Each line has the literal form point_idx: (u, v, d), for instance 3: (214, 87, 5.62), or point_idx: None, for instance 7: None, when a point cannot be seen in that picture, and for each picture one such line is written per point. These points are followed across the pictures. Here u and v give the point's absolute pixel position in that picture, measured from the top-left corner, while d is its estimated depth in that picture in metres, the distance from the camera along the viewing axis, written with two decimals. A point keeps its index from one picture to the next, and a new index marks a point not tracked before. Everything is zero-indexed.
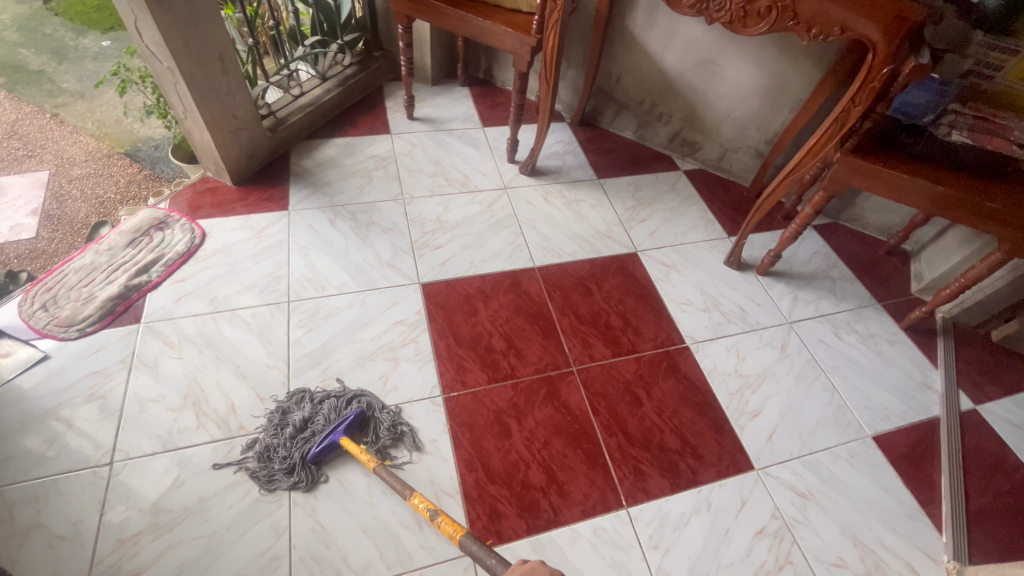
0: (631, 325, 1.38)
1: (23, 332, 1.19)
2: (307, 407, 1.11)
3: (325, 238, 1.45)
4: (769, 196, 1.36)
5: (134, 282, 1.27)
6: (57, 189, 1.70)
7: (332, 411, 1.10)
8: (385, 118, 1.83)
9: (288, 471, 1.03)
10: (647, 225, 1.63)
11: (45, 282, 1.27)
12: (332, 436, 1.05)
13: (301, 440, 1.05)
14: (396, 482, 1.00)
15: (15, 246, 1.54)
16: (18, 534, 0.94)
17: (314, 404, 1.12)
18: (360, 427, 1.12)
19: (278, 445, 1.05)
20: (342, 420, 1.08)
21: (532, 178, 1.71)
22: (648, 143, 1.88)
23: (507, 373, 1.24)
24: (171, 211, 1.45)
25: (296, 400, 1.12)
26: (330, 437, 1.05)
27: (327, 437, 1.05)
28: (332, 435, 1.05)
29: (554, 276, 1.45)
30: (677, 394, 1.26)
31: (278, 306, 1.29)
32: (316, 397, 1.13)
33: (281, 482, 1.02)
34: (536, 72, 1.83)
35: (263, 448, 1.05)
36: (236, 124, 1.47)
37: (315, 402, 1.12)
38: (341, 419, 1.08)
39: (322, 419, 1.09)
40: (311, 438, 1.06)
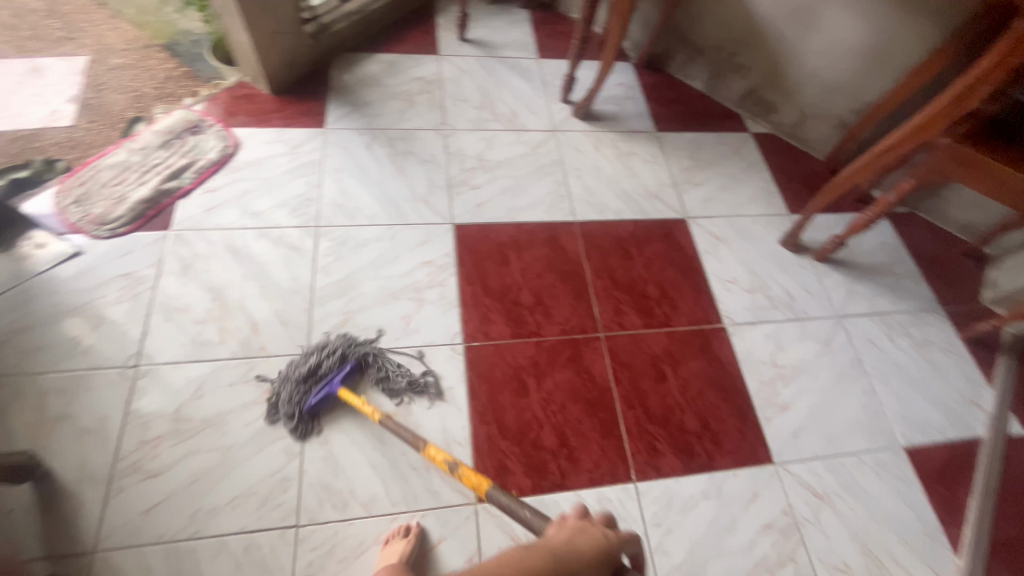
0: (668, 297, 1.30)
1: (56, 225, 1.19)
2: (336, 356, 1.06)
3: (360, 163, 1.38)
4: (846, 178, 1.22)
5: (166, 187, 1.25)
6: (97, 78, 1.67)
7: (335, 356, 1.06)
8: (435, 36, 1.68)
9: (282, 403, 1.02)
10: (702, 190, 1.50)
11: (79, 176, 1.25)
12: (329, 386, 1.03)
13: (303, 380, 1.03)
14: (411, 438, 0.97)
15: (54, 132, 1.53)
16: (49, 421, 0.98)
17: (328, 353, 1.06)
18: (353, 378, 1.09)
19: (299, 377, 1.03)
20: (338, 372, 1.05)
21: (584, 122, 1.58)
22: (718, 97, 1.69)
23: (531, 331, 1.20)
24: (206, 115, 1.40)
25: (327, 348, 1.07)
26: (327, 387, 1.03)
27: (325, 386, 1.03)
28: (329, 386, 1.03)
29: (594, 233, 1.36)
30: (704, 375, 1.20)
31: (306, 230, 1.25)
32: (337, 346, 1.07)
33: (273, 408, 1.02)
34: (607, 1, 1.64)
35: (289, 371, 1.05)
36: (276, 27, 1.36)
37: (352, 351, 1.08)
38: (341, 368, 1.06)
39: (324, 364, 1.05)
40: (308, 386, 1.03)
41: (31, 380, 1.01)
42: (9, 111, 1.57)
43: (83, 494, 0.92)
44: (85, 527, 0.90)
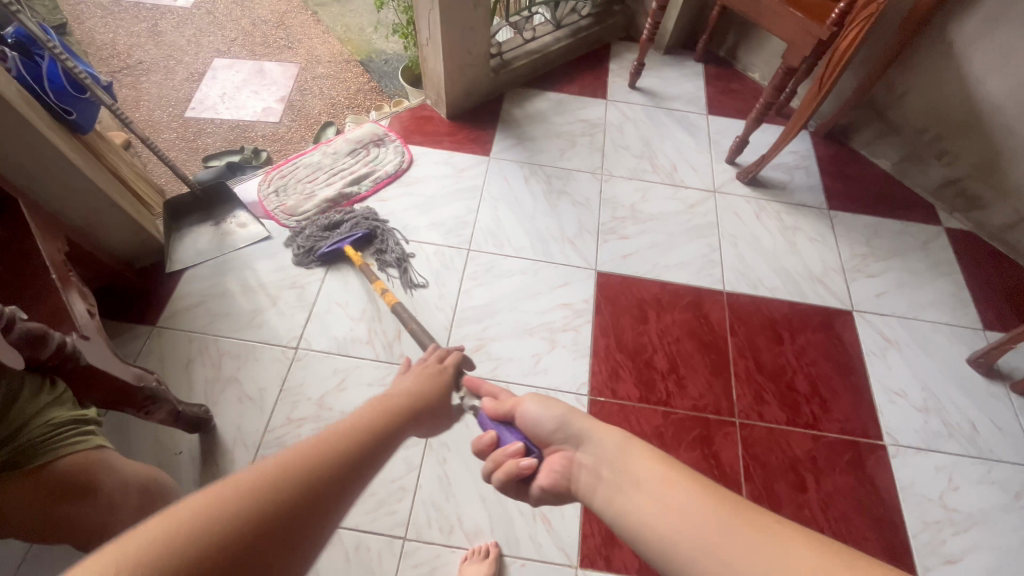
0: (819, 395, 1.17)
1: (257, 209, 1.37)
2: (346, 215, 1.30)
3: (516, 195, 1.43)
4: None
5: (347, 191, 1.39)
6: (303, 83, 1.92)
7: (355, 224, 1.29)
8: (605, 81, 1.71)
9: (306, 239, 1.27)
10: (874, 283, 1.34)
11: (281, 170, 1.43)
12: (340, 245, 1.26)
13: (335, 234, 1.27)
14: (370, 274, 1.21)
15: (264, 127, 1.79)
16: (222, 382, 1.11)
17: (362, 221, 1.30)
18: (364, 242, 1.31)
19: (321, 225, 1.28)
20: (352, 235, 1.27)
21: (748, 187, 1.49)
22: (908, 181, 1.52)
23: (661, 399, 1.14)
24: (389, 130, 1.53)
25: (354, 218, 1.30)
26: (338, 244, 1.26)
27: (336, 243, 1.26)
28: (340, 243, 1.26)
29: (743, 308, 1.27)
30: (852, 496, 1.05)
31: (457, 251, 1.32)
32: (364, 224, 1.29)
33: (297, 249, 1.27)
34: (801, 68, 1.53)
35: (311, 226, 1.29)
36: (467, 60, 1.46)
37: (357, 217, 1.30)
38: (353, 234, 1.27)
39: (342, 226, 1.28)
40: (325, 237, 1.26)
41: (215, 341, 1.16)
42: (234, 103, 1.86)
43: (235, 455, 1.03)
44: None
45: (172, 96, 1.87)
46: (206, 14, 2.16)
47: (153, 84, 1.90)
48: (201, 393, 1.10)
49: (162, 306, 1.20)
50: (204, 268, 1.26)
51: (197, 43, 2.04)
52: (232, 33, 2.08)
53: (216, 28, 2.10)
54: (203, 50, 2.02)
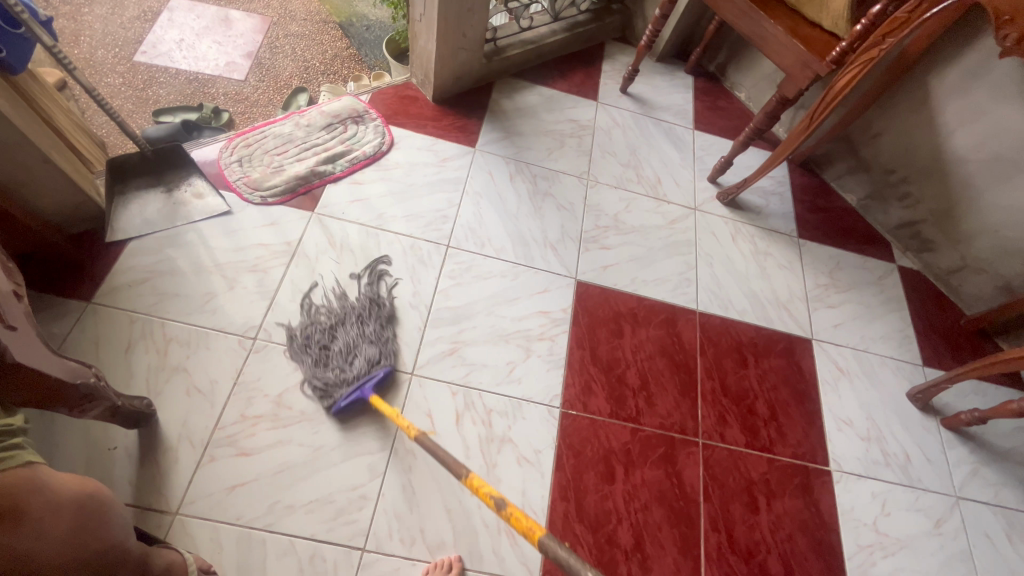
0: (776, 419, 1.22)
1: (216, 178, 1.25)
2: (360, 339, 1.07)
3: (500, 192, 1.38)
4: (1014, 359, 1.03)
5: (320, 169, 1.29)
6: (273, 40, 1.77)
7: (370, 359, 1.04)
8: (596, 81, 1.67)
9: (314, 381, 1.02)
10: (833, 313, 1.41)
11: (247, 137, 1.31)
12: (361, 390, 1.00)
13: (352, 371, 1.02)
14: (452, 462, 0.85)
15: (226, 84, 1.63)
16: (167, 370, 1.01)
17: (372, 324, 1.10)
18: (389, 381, 1.07)
19: (311, 338, 1.06)
20: (373, 375, 1.03)
21: (726, 208, 1.52)
22: (870, 217, 1.59)
23: (630, 416, 1.15)
24: (370, 107, 1.43)
25: (350, 318, 1.10)
26: (359, 390, 1.00)
27: (356, 389, 1.00)
28: (361, 388, 1.00)
29: (714, 329, 1.30)
30: (798, 518, 1.11)
31: (436, 247, 1.26)
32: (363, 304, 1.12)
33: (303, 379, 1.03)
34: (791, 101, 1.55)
35: (308, 337, 1.07)
36: (461, 44, 1.38)
37: (374, 339, 1.08)
38: (373, 373, 1.03)
39: (358, 363, 1.04)
40: (343, 380, 1.01)
41: (160, 324, 1.05)
42: (193, 52, 1.68)
43: (180, 452, 0.94)
44: (172, 487, 0.92)
45: (120, 35, 1.66)
46: None
47: (97, 18, 1.68)
48: (142, 381, 1.00)
49: (99, 279, 1.07)
50: (151, 240, 1.13)
51: None
52: None
53: None
54: None
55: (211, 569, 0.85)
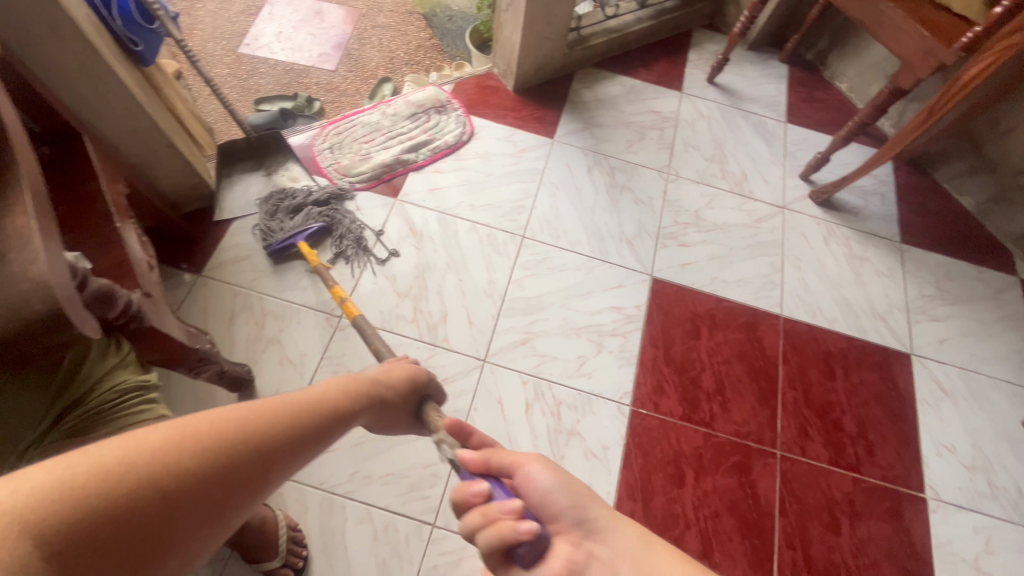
0: (865, 438, 1.13)
1: (310, 164, 1.33)
2: (303, 202, 1.22)
3: (577, 184, 1.36)
4: None
5: (404, 157, 1.33)
6: (362, 32, 1.84)
7: (307, 215, 1.20)
8: (682, 71, 1.61)
9: (261, 228, 1.19)
10: (939, 328, 1.28)
11: (338, 125, 1.38)
12: (293, 240, 1.17)
13: (290, 223, 1.18)
14: (335, 283, 1.07)
15: (319, 74, 1.72)
16: (263, 341, 1.10)
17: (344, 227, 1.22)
18: (322, 236, 1.22)
19: (274, 196, 1.22)
20: (307, 228, 1.18)
21: (819, 208, 1.42)
22: (990, 223, 1.43)
23: (703, 420, 1.11)
24: (452, 97, 1.46)
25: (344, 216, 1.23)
26: (291, 238, 1.16)
27: (288, 237, 1.17)
28: (294, 237, 1.17)
29: (799, 337, 1.23)
30: (886, 546, 1.03)
31: (512, 237, 1.27)
32: (319, 195, 1.23)
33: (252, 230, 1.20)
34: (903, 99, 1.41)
35: (276, 195, 1.22)
36: (546, 33, 1.37)
37: (312, 204, 1.22)
38: (306, 227, 1.19)
39: (298, 218, 1.19)
40: (278, 228, 1.17)
41: (259, 299, 1.14)
42: (290, 44, 1.79)
43: None
44: None
45: (227, 28, 1.80)
46: None
47: (209, 13, 1.83)
48: (242, 350, 1.09)
49: (208, 254, 1.17)
50: (252, 220, 1.23)
51: None
52: None
53: None
54: None
55: (298, 528, 0.92)
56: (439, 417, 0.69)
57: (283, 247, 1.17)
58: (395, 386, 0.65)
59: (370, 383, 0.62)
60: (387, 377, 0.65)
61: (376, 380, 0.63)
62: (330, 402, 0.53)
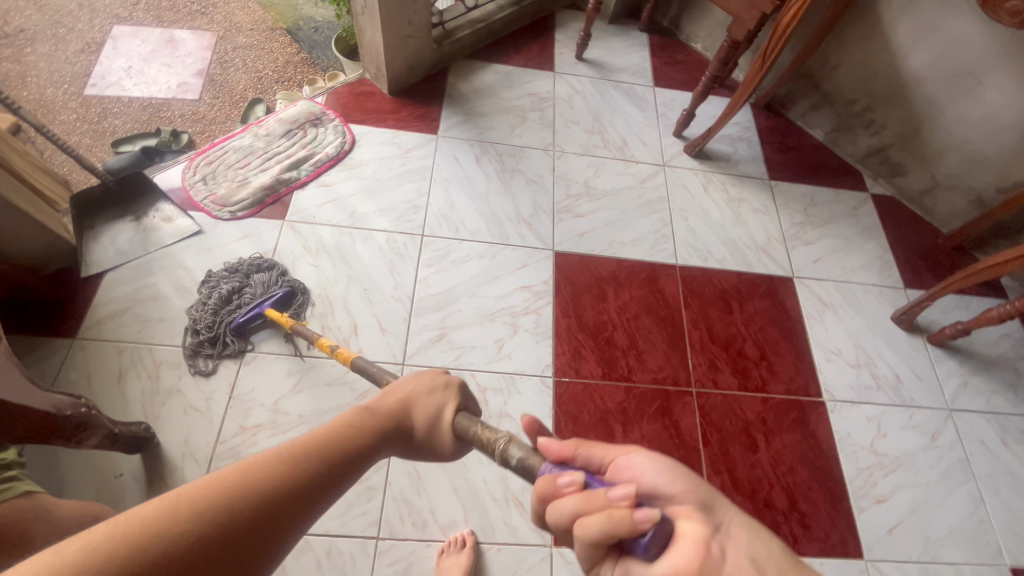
0: (766, 359, 1.24)
1: (182, 201, 1.25)
2: (232, 280, 1.12)
3: (468, 175, 1.38)
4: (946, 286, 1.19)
5: (285, 177, 1.29)
6: (223, 55, 1.75)
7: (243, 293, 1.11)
8: (551, 51, 1.66)
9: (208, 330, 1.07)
10: (813, 249, 1.42)
11: (208, 155, 1.31)
12: (259, 308, 1.08)
13: (246, 299, 1.09)
14: (313, 335, 0.99)
15: (181, 105, 1.62)
16: (161, 394, 1.02)
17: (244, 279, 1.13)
18: (287, 301, 1.13)
19: (221, 291, 1.11)
20: (271, 294, 1.10)
21: (695, 160, 1.52)
22: (840, 149, 1.60)
23: (622, 375, 1.17)
24: (327, 108, 1.43)
25: (242, 270, 1.14)
26: (256, 309, 1.08)
27: (251, 310, 1.08)
28: (258, 307, 1.08)
29: (695, 280, 1.32)
30: (798, 452, 1.14)
31: (411, 237, 1.26)
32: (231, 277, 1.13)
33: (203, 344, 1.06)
34: (753, 49, 1.55)
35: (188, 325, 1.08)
36: (408, 31, 1.37)
37: (242, 279, 1.13)
38: (270, 294, 1.10)
39: (250, 291, 1.11)
40: (237, 307, 1.08)
41: (149, 351, 1.06)
42: (143, 78, 1.66)
43: (186, 471, 0.96)
44: None
45: (66, 71, 1.65)
46: None
47: (41, 56, 1.66)
48: (139, 408, 1.01)
49: (81, 315, 1.08)
50: (127, 269, 1.14)
51: (91, 8, 1.80)
52: None
53: None
54: (99, 15, 1.79)
55: None
56: (478, 425, 0.61)
57: (248, 321, 1.07)
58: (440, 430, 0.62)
59: (400, 401, 0.61)
60: (434, 394, 0.64)
61: (426, 403, 0.63)
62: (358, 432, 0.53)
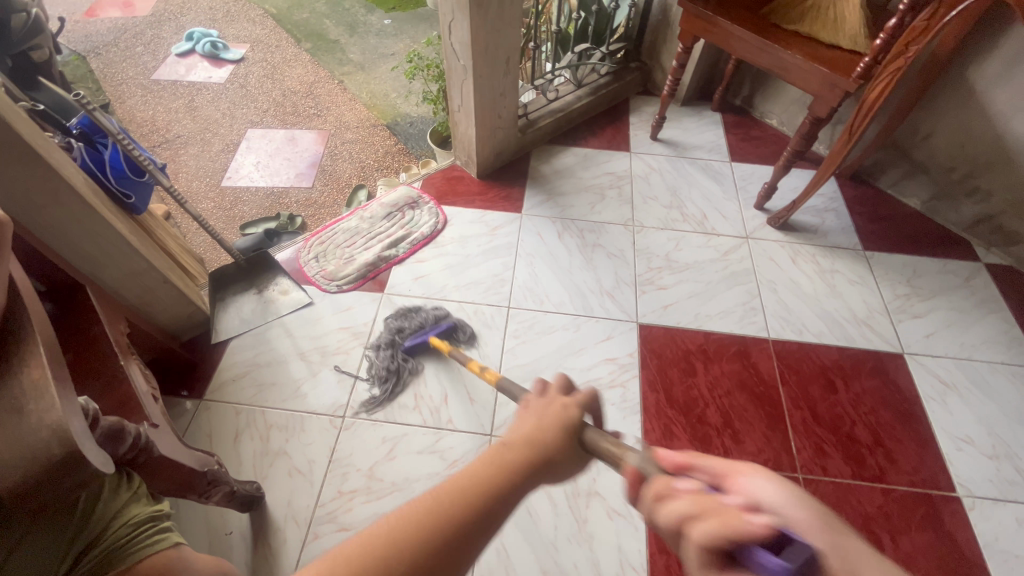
0: (882, 445, 1.12)
1: (296, 276, 1.40)
2: (410, 311, 1.30)
3: (551, 250, 1.44)
4: None
5: (385, 254, 1.41)
6: (333, 148, 2.01)
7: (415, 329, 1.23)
8: (626, 133, 1.76)
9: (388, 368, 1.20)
10: (923, 323, 1.32)
11: (320, 236, 1.48)
12: (424, 338, 1.21)
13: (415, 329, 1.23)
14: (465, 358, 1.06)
15: (297, 192, 1.86)
16: (270, 455, 1.10)
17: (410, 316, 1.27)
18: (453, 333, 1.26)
19: (396, 317, 1.28)
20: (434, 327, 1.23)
21: (779, 232, 1.50)
22: (941, 218, 1.51)
23: (719, 456, 1.10)
24: (423, 192, 1.58)
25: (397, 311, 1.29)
26: (421, 337, 1.21)
27: (419, 335, 1.22)
28: (423, 337, 1.21)
29: (792, 355, 1.25)
30: (934, 556, 1.00)
31: (498, 309, 1.32)
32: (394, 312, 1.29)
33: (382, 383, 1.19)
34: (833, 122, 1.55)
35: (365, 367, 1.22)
36: (497, 123, 1.52)
37: (413, 314, 1.27)
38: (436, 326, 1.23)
39: (420, 322, 1.25)
40: (408, 326, 1.24)
41: (262, 413, 1.15)
42: (268, 171, 1.94)
43: (287, 533, 1.00)
44: (282, 567, 0.97)
45: (209, 167, 1.96)
46: (239, 88, 2.30)
47: (191, 156, 2.00)
48: (250, 467, 1.08)
49: (208, 377, 1.20)
50: (248, 336, 1.27)
51: (232, 116, 2.16)
52: (264, 104, 2.21)
53: (249, 100, 2.23)
54: (237, 122, 2.14)
55: None
56: (608, 441, 0.56)
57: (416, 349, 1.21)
58: (571, 426, 0.57)
59: (530, 432, 0.55)
60: (553, 414, 0.58)
61: (552, 419, 0.57)
62: (497, 476, 0.50)
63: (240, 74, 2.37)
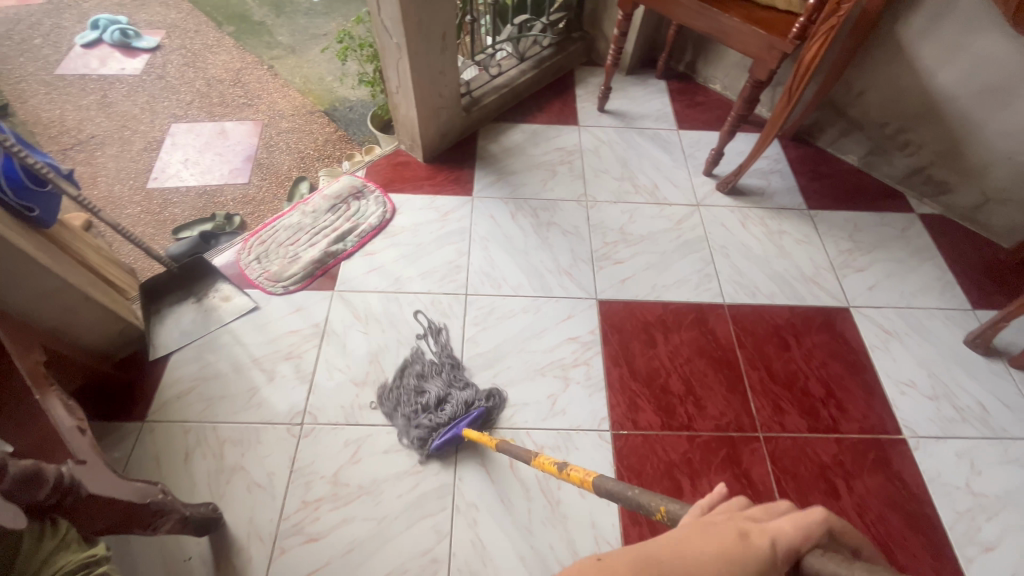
0: (833, 397, 1.18)
1: (238, 280, 1.31)
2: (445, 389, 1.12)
3: (505, 232, 1.41)
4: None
5: (333, 249, 1.34)
6: (268, 140, 1.89)
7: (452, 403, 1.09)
8: (574, 107, 1.73)
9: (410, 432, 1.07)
10: (865, 276, 1.37)
11: (260, 235, 1.39)
12: (456, 429, 1.05)
13: (445, 413, 1.07)
14: (526, 454, 0.89)
15: (233, 190, 1.74)
16: (225, 472, 1.04)
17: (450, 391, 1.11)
18: (484, 420, 1.10)
19: (441, 377, 1.14)
20: (467, 414, 1.07)
21: (728, 197, 1.52)
22: (877, 172, 1.57)
23: (683, 424, 1.12)
24: (367, 181, 1.50)
25: (432, 372, 1.15)
26: (453, 429, 1.05)
27: (452, 426, 1.05)
28: (456, 426, 1.05)
29: (746, 318, 1.28)
30: (885, 496, 1.06)
31: (455, 297, 1.29)
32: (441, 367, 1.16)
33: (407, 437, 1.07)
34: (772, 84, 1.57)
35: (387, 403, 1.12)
36: (439, 103, 1.46)
37: (452, 388, 1.12)
38: (468, 414, 1.07)
39: (453, 406, 1.08)
40: (435, 417, 1.06)
41: (213, 429, 1.09)
42: (198, 168, 1.80)
43: (252, 550, 0.96)
44: None
45: (131, 168, 1.80)
46: (157, 79, 2.12)
47: (110, 157, 1.83)
48: (205, 487, 1.03)
49: (150, 397, 1.12)
50: (190, 349, 1.19)
51: (152, 110, 1.99)
52: (187, 96, 2.05)
53: (170, 92, 2.06)
54: (159, 116, 1.97)
55: None
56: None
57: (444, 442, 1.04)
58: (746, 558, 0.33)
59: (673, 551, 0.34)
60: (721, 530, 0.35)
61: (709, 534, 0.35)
62: None
63: (157, 63, 2.18)
